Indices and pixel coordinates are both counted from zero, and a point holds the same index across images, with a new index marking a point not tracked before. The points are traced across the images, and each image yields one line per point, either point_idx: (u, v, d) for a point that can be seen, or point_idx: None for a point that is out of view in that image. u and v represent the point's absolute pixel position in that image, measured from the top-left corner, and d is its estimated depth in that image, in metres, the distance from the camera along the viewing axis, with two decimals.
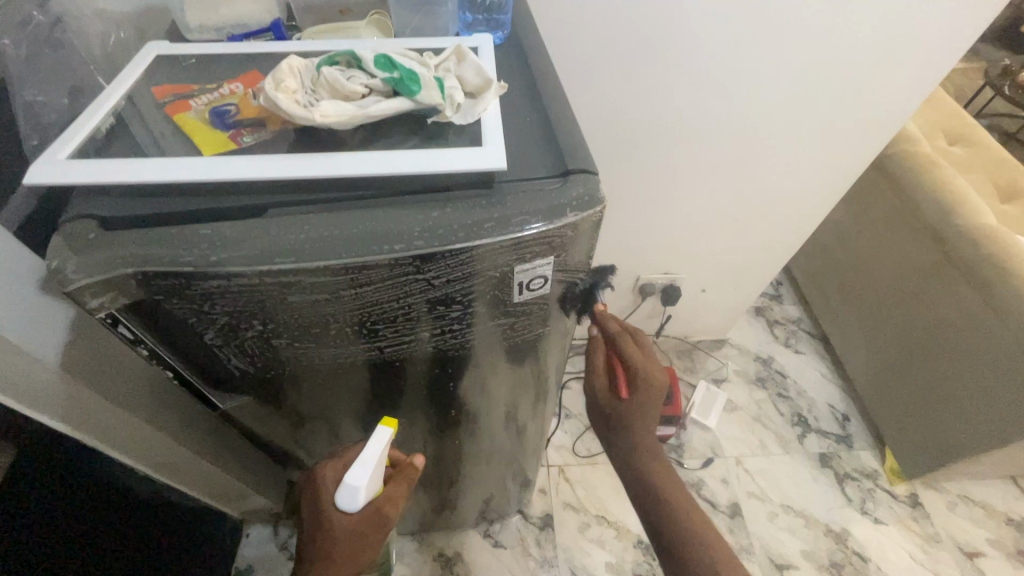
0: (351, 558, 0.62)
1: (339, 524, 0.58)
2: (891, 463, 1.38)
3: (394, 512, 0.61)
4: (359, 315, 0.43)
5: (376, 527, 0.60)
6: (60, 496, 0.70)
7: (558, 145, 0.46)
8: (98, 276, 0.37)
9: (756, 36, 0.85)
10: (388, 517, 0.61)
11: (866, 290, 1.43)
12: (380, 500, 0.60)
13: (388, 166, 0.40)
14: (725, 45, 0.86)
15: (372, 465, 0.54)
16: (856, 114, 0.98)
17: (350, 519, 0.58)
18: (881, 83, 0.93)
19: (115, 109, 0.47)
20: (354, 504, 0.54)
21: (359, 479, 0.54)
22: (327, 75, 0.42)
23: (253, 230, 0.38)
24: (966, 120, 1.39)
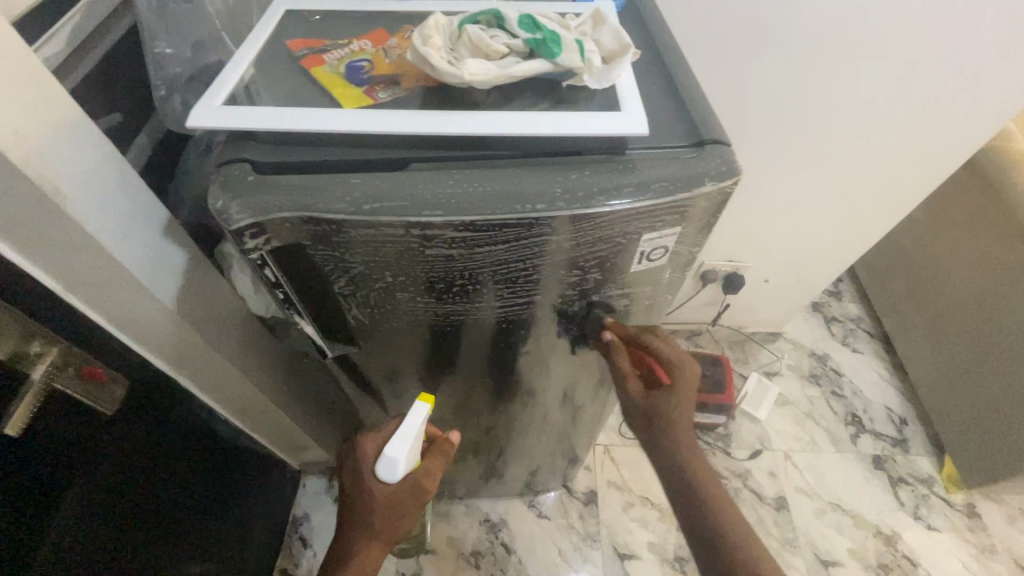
0: (390, 528, 0.66)
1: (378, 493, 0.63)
2: (950, 470, 1.34)
3: (433, 484, 0.66)
4: (485, 273, 0.45)
5: (415, 497, 0.65)
6: (160, 432, 0.75)
7: (690, 115, 0.45)
8: (256, 218, 0.38)
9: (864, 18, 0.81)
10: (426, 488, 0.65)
11: (938, 292, 1.37)
12: (417, 472, 0.64)
13: (530, 127, 0.41)
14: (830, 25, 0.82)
15: (410, 438, 0.60)
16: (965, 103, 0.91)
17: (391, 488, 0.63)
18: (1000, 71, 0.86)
19: (257, 60, 0.49)
20: (393, 473, 0.60)
21: (397, 452, 0.60)
22: (470, 34, 0.42)
23: (400, 182, 0.39)
24: None
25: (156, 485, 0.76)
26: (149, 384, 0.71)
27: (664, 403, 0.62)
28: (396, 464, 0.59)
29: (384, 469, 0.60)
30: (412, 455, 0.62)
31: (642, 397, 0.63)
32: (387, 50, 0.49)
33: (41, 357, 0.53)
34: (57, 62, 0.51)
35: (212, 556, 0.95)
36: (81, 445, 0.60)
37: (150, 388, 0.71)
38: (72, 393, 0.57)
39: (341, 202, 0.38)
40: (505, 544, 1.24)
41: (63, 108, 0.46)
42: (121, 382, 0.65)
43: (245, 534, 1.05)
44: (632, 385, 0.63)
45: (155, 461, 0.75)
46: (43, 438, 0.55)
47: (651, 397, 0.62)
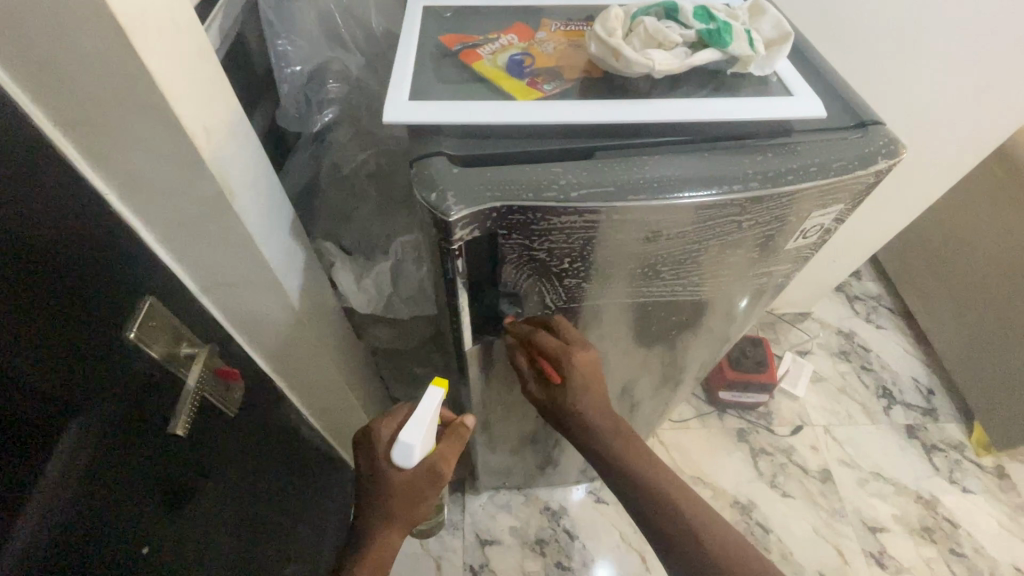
0: (407, 511, 0.66)
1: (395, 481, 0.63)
2: (979, 435, 1.41)
3: (450, 467, 0.65)
4: (656, 254, 0.47)
5: (432, 481, 0.64)
6: (268, 436, 0.75)
7: (843, 99, 0.47)
8: (470, 208, 0.39)
9: None
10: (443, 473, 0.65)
11: (958, 267, 1.44)
12: (434, 456, 0.64)
13: (715, 113, 0.43)
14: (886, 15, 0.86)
15: (424, 424, 0.60)
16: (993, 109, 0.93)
17: (407, 475, 0.63)
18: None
19: (415, 57, 0.50)
20: (410, 459, 0.59)
21: (413, 437, 0.59)
22: (647, 25, 0.43)
23: (601, 168, 0.41)
24: None
25: (265, 490, 0.75)
26: (259, 386, 0.71)
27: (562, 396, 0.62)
28: (413, 449, 0.59)
29: (400, 455, 0.59)
30: (429, 439, 0.62)
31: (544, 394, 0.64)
32: (538, 43, 0.50)
33: (192, 359, 0.54)
34: (218, 46, 0.54)
35: (301, 559, 0.95)
36: (213, 450, 0.60)
37: (260, 390, 0.71)
38: (211, 396, 0.57)
39: (551, 190, 0.40)
40: (567, 531, 1.27)
41: (232, 110, 0.47)
42: (241, 386, 0.64)
43: (323, 535, 1.06)
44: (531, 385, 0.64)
45: (266, 467, 0.75)
46: (186, 444, 0.54)
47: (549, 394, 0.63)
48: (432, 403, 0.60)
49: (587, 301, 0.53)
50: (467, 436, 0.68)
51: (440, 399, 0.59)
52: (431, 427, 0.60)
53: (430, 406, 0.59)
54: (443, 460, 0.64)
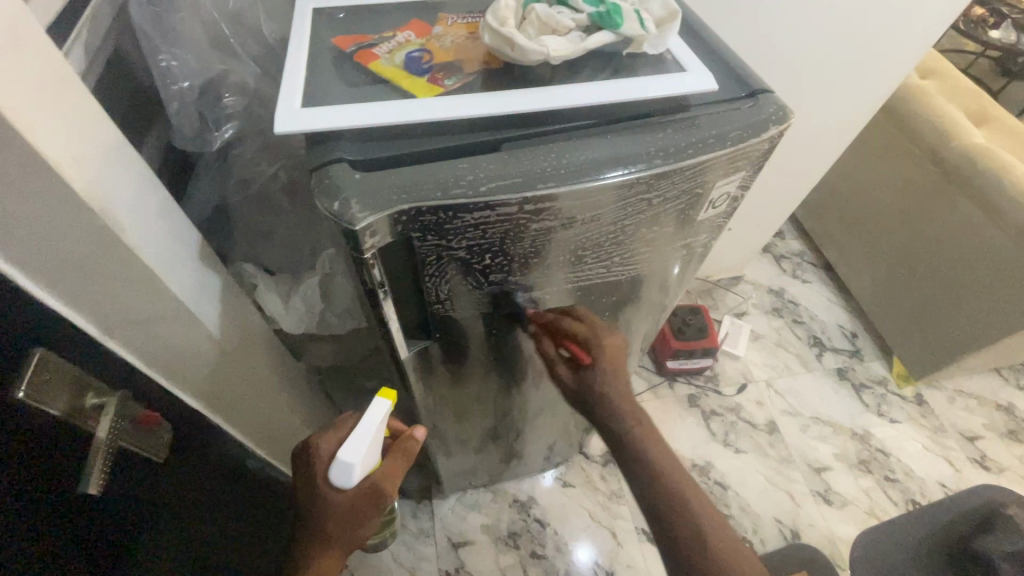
0: (346, 532, 0.63)
1: (333, 501, 0.61)
2: (898, 368, 1.54)
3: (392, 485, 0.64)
4: (577, 239, 0.47)
5: (372, 500, 0.62)
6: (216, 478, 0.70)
7: (733, 70, 0.50)
8: (376, 214, 0.38)
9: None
10: (384, 492, 0.64)
11: (866, 217, 1.56)
12: (376, 474, 0.63)
13: (612, 94, 0.44)
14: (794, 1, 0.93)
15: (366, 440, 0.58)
16: (866, 71, 1.06)
17: (348, 495, 0.61)
18: (891, 40, 1.01)
19: (306, 62, 0.47)
20: (350, 479, 0.58)
21: (353, 455, 0.58)
22: (539, 12, 0.43)
23: (508, 160, 0.41)
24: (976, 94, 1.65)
25: (217, 535, 0.71)
26: (197, 428, 0.66)
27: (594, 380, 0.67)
28: (353, 468, 0.58)
29: (340, 475, 0.58)
30: (371, 458, 0.61)
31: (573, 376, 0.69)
32: (436, 38, 0.49)
33: (101, 410, 0.47)
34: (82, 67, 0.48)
35: None
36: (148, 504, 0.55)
37: (200, 432, 0.66)
38: (131, 446, 0.51)
39: (458, 186, 0.39)
40: (538, 519, 1.28)
41: (107, 135, 0.43)
42: (166, 428, 0.58)
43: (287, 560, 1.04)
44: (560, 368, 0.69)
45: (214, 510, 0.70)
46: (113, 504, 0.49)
47: (581, 376, 0.68)
48: (374, 419, 0.59)
49: (516, 294, 0.53)
50: (412, 452, 0.67)
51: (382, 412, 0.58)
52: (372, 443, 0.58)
53: (372, 422, 0.58)
54: (385, 478, 0.63)
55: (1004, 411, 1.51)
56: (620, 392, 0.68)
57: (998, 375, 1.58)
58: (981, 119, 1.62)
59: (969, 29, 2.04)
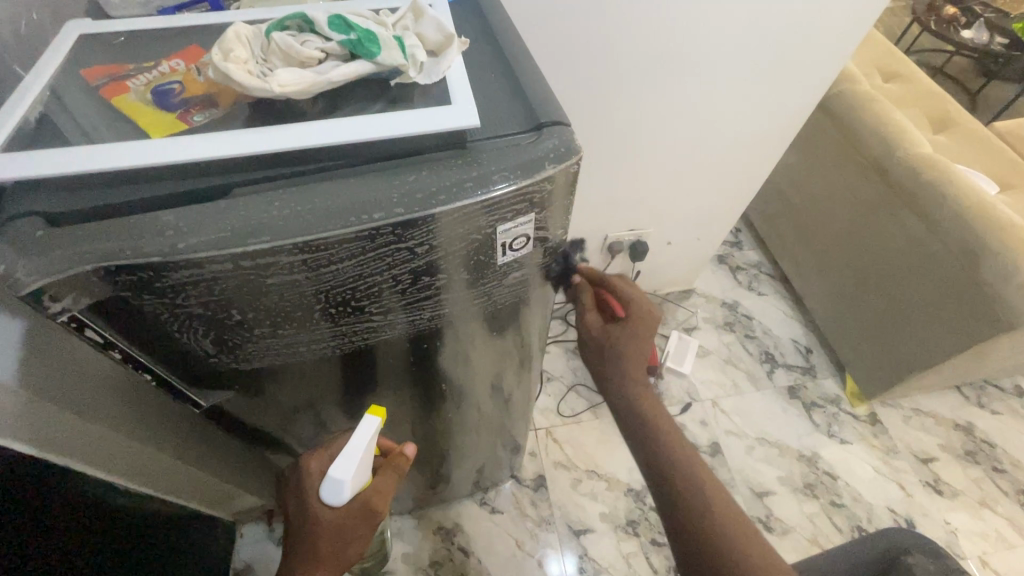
0: (338, 554, 0.60)
1: (325, 519, 0.57)
2: (852, 387, 1.48)
3: (385, 504, 0.60)
4: (342, 293, 0.43)
5: (365, 520, 0.58)
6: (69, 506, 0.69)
7: (529, 99, 0.45)
8: (52, 276, 0.34)
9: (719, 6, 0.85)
10: (377, 511, 0.59)
11: (818, 228, 1.49)
12: (368, 491, 0.58)
13: (358, 131, 0.39)
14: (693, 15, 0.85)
15: (357, 455, 0.54)
16: (788, 79, 1.01)
17: (338, 512, 0.57)
18: (810, 47, 0.95)
19: (41, 97, 0.43)
20: (341, 496, 0.54)
21: (344, 471, 0.54)
22: (279, 41, 0.39)
23: (221, 211, 0.36)
24: (936, 93, 1.56)
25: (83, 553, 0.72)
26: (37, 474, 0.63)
27: (620, 336, 0.62)
28: (342, 484, 0.54)
29: (330, 492, 0.54)
30: (362, 473, 0.56)
31: (599, 330, 0.64)
32: (200, 68, 0.45)
33: None
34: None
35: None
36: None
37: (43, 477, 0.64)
38: None
39: (153, 244, 0.35)
40: (462, 547, 1.23)
41: None
42: None
43: None
44: (590, 317, 0.64)
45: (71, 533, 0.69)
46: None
47: (607, 330, 0.63)
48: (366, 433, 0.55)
49: (306, 348, 0.48)
50: (405, 467, 0.63)
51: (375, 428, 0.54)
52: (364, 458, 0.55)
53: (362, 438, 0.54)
54: (378, 496, 0.59)
55: (962, 431, 1.44)
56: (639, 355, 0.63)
57: (958, 392, 1.51)
58: (942, 123, 1.54)
59: (940, 25, 1.98)
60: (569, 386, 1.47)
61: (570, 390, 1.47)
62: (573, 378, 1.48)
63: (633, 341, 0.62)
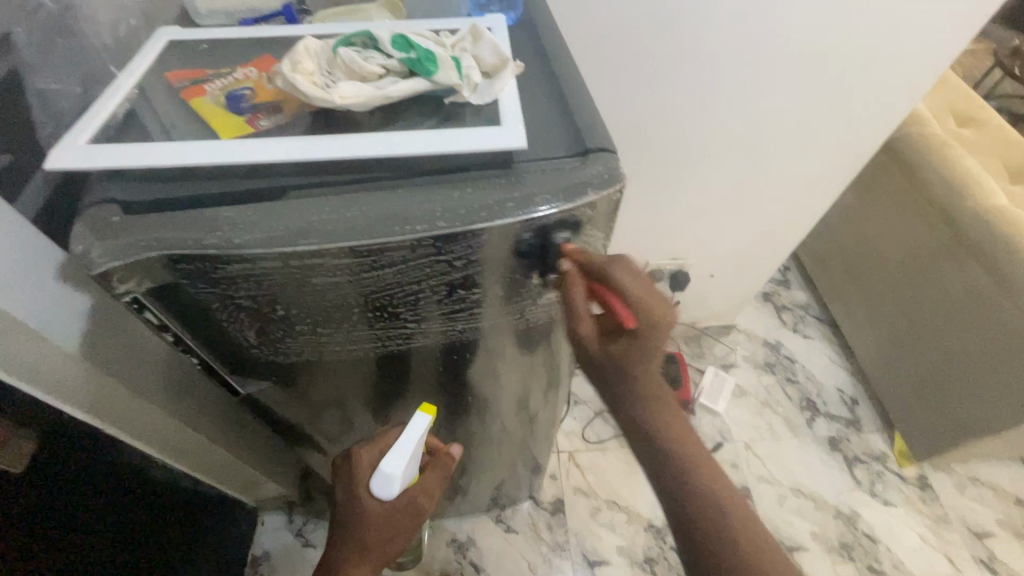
0: (381, 545, 0.62)
1: (373, 513, 0.59)
2: (900, 445, 1.38)
3: (428, 500, 0.63)
4: (379, 298, 0.44)
5: (409, 515, 0.61)
6: (84, 486, 0.72)
7: (577, 124, 0.46)
8: (121, 259, 0.37)
9: (776, 43, 0.84)
10: (420, 505, 0.62)
11: (874, 274, 1.42)
12: (414, 489, 0.61)
13: (409, 145, 0.41)
14: (748, 50, 0.85)
15: (407, 453, 0.56)
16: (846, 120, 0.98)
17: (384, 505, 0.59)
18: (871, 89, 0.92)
19: (130, 97, 0.47)
20: (389, 490, 0.56)
21: (394, 467, 0.55)
22: (344, 55, 0.41)
23: (275, 212, 0.38)
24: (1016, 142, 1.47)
25: (90, 534, 0.74)
26: (62, 449, 0.67)
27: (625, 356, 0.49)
28: (393, 479, 0.55)
29: (379, 486, 0.55)
30: (410, 469, 0.58)
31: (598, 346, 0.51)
32: (270, 77, 0.48)
33: None
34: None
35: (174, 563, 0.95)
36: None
37: (66, 456, 0.68)
38: None
39: (211, 237, 0.37)
40: (473, 562, 1.22)
41: None
42: None
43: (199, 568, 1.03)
44: (585, 329, 0.49)
45: (82, 515, 0.72)
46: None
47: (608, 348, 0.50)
48: (416, 433, 0.56)
49: (340, 348, 0.50)
50: (450, 466, 0.65)
51: (426, 428, 0.55)
52: (414, 457, 0.56)
53: (413, 438, 0.55)
54: (423, 493, 0.62)
55: None
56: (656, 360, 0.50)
57: None
58: None
59: None
60: (596, 411, 1.44)
61: (597, 415, 1.44)
62: (601, 404, 1.46)
63: (644, 356, 0.49)
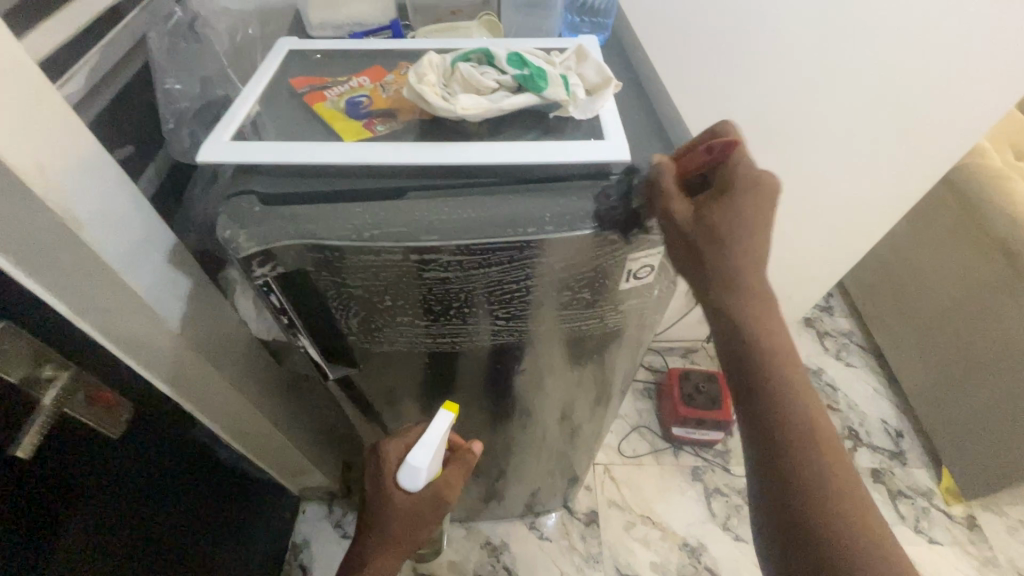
0: (408, 535, 0.65)
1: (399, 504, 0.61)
2: (947, 482, 1.34)
3: (452, 493, 0.64)
4: (480, 294, 0.47)
5: (434, 506, 0.63)
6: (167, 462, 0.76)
7: (670, 142, 0.48)
8: (263, 243, 0.41)
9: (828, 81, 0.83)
10: (445, 498, 0.64)
11: (924, 306, 1.40)
12: (439, 481, 0.63)
13: (521, 156, 0.44)
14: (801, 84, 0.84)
15: (433, 448, 0.58)
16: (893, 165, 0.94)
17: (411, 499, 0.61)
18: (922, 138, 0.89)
19: (258, 100, 0.51)
20: (416, 482, 0.58)
21: (420, 461, 0.58)
22: (463, 71, 0.45)
23: (400, 211, 0.42)
24: None
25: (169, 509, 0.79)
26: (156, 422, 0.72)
27: (727, 224, 0.43)
28: (419, 472, 0.58)
29: (407, 478, 0.58)
30: (436, 463, 0.60)
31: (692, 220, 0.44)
32: (383, 87, 0.52)
33: (51, 381, 0.54)
34: (84, 92, 0.55)
35: (229, 544, 0.99)
36: (56, 499, 0.58)
37: (156, 431, 0.73)
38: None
39: (342, 230, 0.41)
40: (506, 567, 1.23)
41: (69, 138, 0.47)
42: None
43: (248, 549, 1.07)
44: (678, 206, 0.43)
45: (164, 489, 0.77)
46: (16, 475, 0.52)
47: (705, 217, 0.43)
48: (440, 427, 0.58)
49: (429, 340, 0.53)
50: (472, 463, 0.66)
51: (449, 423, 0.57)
52: (439, 451, 0.58)
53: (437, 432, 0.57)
54: (446, 487, 0.63)
55: None
56: (756, 245, 0.44)
57: None
58: None
59: None
60: (633, 426, 1.45)
61: (634, 430, 1.44)
62: (638, 419, 1.46)
63: (745, 220, 0.43)
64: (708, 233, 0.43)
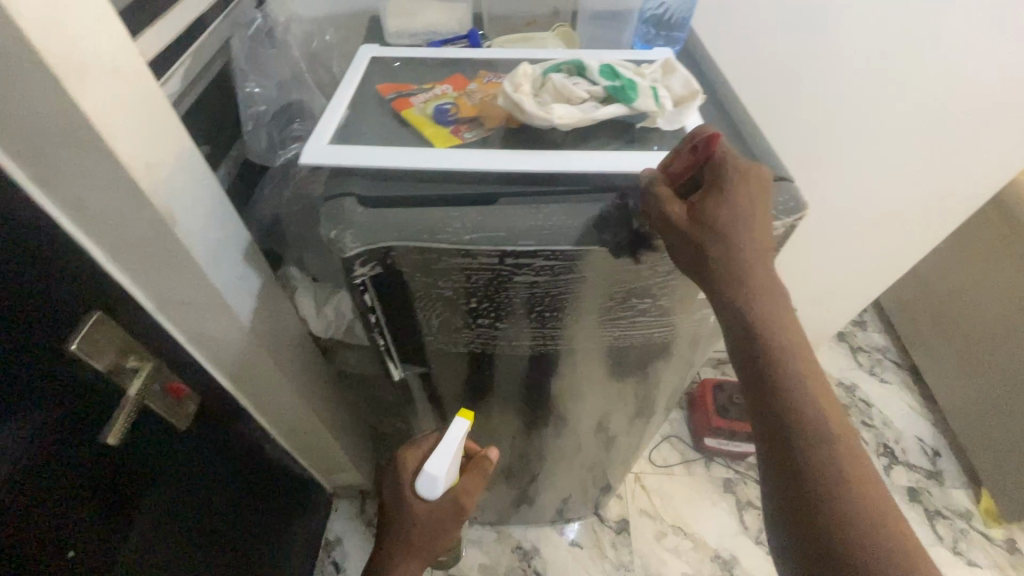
0: (430, 544, 0.64)
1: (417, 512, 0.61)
2: (986, 504, 1.32)
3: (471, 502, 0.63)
4: (563, 298, 0.49)
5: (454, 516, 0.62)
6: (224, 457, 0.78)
7: (754, 155, 0.49)
8: (368, 243, 0.43)
9: None
10: (464, 507, 0.63)
11: (963, 324, 1.38)
12: (456, 490, 0.62)
13: (614, 166, 0.45)
14: None
15: (449, 455, 0.58)
16: None
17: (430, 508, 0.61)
18: None
19: (347, 105, 0.53)
20: (433, 490, 0.58)
21: (436, 468, 0.57)
22: (556, 81, 0.47)
23: (498, 217, 0.44)
24: None
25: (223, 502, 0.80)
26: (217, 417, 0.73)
27: (731, 221, 0.42)
28: (436, 481, 0.57)
29: (424, 485, 0.58)
30: (453, 470, 0.60)
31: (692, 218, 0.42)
32: (468, 94, 0.53)
33: (136, 372, 0.55)
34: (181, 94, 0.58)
35: (270, 539, 1.01)
36: (136, 489, 0.59)
37: (218, 425, 0.74)
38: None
39: (445, 233, 0.43)
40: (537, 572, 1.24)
41: (171, 140, 0.49)
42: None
43: (288, 544, 1.09)
44: (675, 206, 0.42)
45: (220, 484, 0.78)
46: (108, 464, 0.54)
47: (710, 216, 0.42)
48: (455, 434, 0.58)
49: (504, 342, 0.55)
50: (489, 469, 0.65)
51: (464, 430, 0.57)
52: (455, 459, 0.58)
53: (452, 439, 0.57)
54: (464, 495, 0.62)
55: None
56: (760, 244, 0.43)
57: None
58: None
59: None
60: (664, 435, 1.44)
61: (665, 439, 1.44)
62: (669, 428, 1.46)
63: (743, 218, 0.42)
64: (707, 230, 0.42)
